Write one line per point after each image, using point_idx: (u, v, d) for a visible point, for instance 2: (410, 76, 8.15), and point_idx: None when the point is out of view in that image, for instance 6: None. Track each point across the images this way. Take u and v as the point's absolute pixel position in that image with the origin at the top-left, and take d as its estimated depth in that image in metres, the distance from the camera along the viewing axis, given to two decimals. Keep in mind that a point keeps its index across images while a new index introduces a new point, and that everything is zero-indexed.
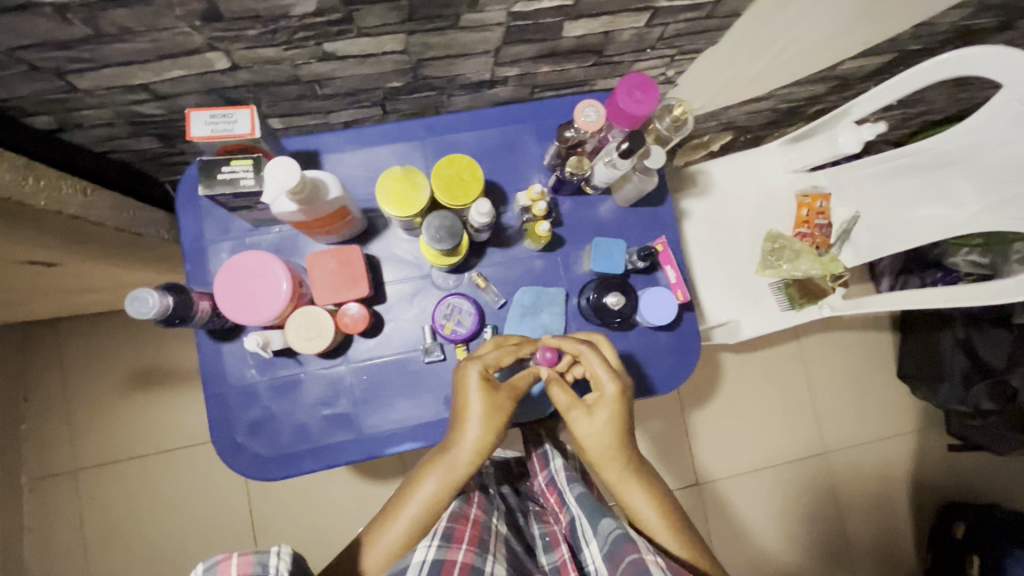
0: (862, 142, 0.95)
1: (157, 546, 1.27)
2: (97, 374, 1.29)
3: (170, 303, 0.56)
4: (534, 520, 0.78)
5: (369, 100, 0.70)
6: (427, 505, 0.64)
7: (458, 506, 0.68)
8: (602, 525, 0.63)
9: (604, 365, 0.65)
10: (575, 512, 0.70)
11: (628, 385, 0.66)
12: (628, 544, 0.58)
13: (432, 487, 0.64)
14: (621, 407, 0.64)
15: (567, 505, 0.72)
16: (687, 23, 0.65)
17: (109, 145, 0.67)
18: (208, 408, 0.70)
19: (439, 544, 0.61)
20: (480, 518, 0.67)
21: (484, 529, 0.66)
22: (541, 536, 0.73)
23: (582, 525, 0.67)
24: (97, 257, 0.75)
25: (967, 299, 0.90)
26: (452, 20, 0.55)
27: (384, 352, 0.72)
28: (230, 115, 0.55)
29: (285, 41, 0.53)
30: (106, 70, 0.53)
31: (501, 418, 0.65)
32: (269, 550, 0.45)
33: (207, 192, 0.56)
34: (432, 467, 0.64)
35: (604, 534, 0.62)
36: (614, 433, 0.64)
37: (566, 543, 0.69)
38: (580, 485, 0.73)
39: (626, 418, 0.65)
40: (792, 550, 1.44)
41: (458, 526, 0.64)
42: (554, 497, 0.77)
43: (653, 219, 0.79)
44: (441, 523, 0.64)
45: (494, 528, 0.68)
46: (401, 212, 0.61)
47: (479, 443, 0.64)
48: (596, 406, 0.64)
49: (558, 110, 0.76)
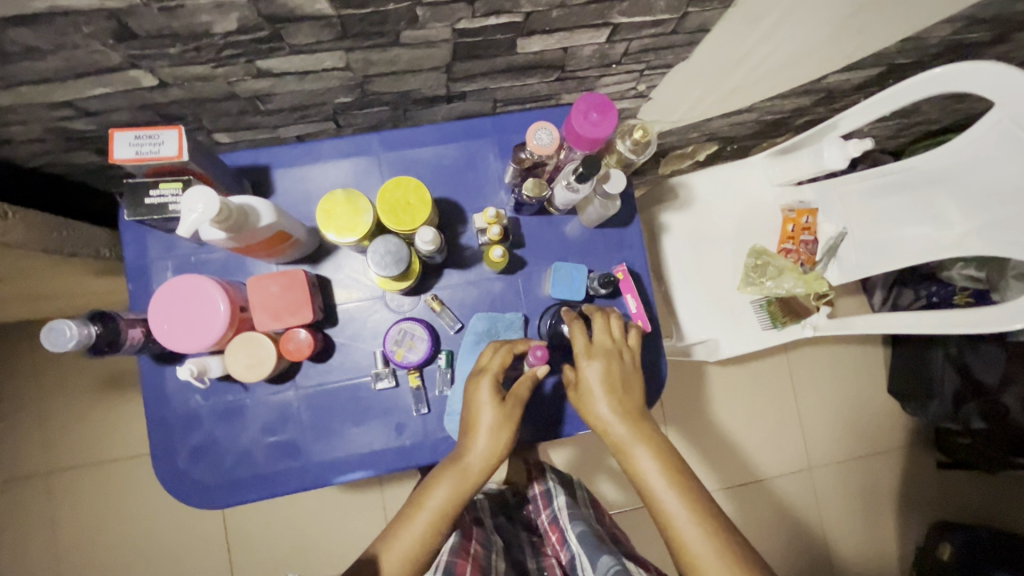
0: (848, 158, 0.91)
1: (126, 553, 1.25)
2: (59, 378, 1.24)
3: (92, 332, 0.55)
4: (532, 552, 0.80)
5: (318, 115, 0.66)
6: (439, 513, 0.62)
7: (457, 541, 0.71)
8: (600, 563, 0.64)
9: (583, 339, 0.66)
10: (574, 550, 0.71)
11: (619, 354, 0.66)
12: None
13: (444, 495, 0.62)
14: (610, 376, 0.64)
15: (568, 543, 0.74)
16: (652, 38, 0.61)
17: (43, 160, 0.64)
18: (150, 432, 0.68)
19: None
20: (479, 554, 0.71)
21: (483, 564, 0.70)
22: (539, 569, 0.76)
23: (581, 563, 0.68)
24: (39, 273, 0.73)
25: (952, 325, 0.86)
26: (391, 37, 0.52)
27: (333, 377, 0.70)
28: (156, 136, 0.52)
29: (213, 59, 0.50)
30: (21, 88, 0.50)
31: (509, 431, 0.64)
32: None
33: (134, 216, 0.55)
34: (443, 476, 0.63)
35: (601, 572, 0.63)
36: (609, 403, 0.64)
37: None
38: (580, 523, 0.75)
39: (619, 386, 0.64)
40: (851, 536, 1.45)
41: (459, 559, 0.67)
42: (556, 534, 0.78)
43: (619, 240, 0.75)
44: (443, 557, 0.68)
45: (492, 565, 0.71)
46: (343, 236, 0.59)
47: (491, 450, 0.63)
48: (582, 383, 0.65)
49: (520, 126, 0.73)
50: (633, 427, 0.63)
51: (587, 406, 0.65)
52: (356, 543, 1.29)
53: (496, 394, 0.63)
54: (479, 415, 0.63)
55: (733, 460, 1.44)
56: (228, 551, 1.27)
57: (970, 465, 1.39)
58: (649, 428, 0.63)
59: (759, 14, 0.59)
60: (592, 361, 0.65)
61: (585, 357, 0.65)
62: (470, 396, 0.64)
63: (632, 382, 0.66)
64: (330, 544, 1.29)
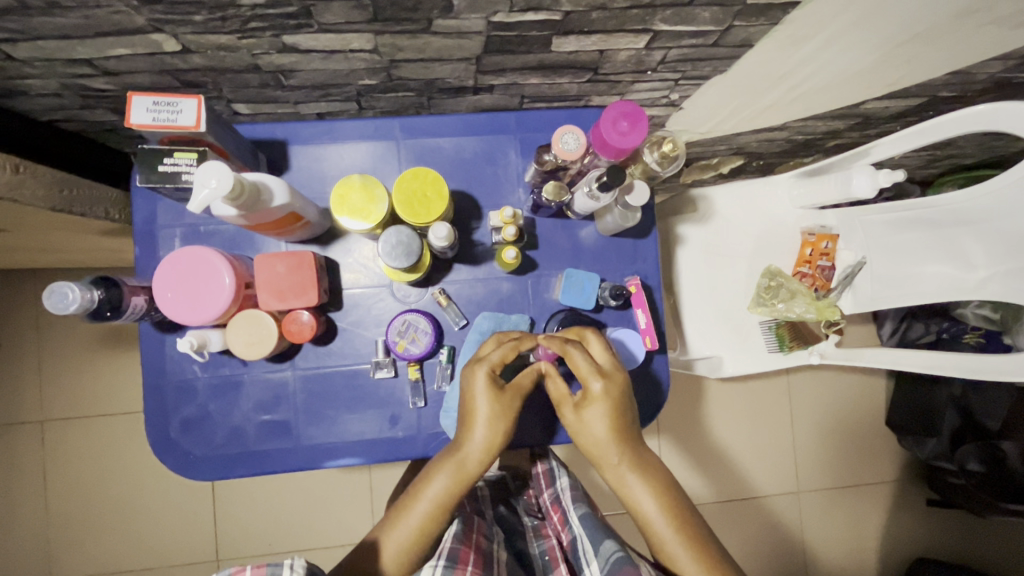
0: (878, 188, 0.89)
1: (117, 506, 1.26)
2: (64, 328, 1.25)
3: (94, 298, 0.54)
4: (533, 537, 0.79)
5: (341, 95, 0.65)
6: (439, 505, 0.61)
7: (460, 530, 0.67)
8: (604, 547, 0.63)
9: (588, 363, 0.62)
10: (576, 532, 0.71)
11: (625, 379, 0.63)
12: (628, 566, 0.58)
13: (442, 486, 0.61)
14: (615, 402, 0.62)
15: (570, 524, 0.74)
16: (691, 49, 0.59)
17: (59, 115, 0.63)
18: (145, 398, 0.67)
19: (446, 565, 0.58)
20: (481, 544, 0.66)
21: (485, 554, 0.65)
22: (541, 554, 0.75)
23: (584, 545, 0.67)
24: (48, 228, 0.72)
25: (955, 369, 0.84)
26: (423, 24, 0.50)
27: (332, 362, 0.69)
28: (174, 103, 0.51)
29: (237, 30, 0.49)
30: (39, 42, 0.48)
31: (507, 420, 0.62)
32: (282, 563, 0.46)
33: (146, 183, 0.53)
34: (442, 466, 0.62)
35: (605, 557, 0.62)
36: (610, 431, 0.62)
37: (566, 563, 0.71)
38: (583, 506, 0.74)
39: (622, 413, 0.63)
40: (849, 554, 1.46)
41: (463, 546, 0.63)
42: (558, 514, 0.79)
43: (634, 251, 0.74)
44: (447, 543, 0.63)
45: (494, 554, 0.68)
46: (355, 222, 0.57)
47: (489, 441, 0.62)
48: (585, 405, 0.62)
49: (546, 126, 0.72)
50: (631, 453, 0.62)
51: (588, 425, 0.62)
52: (342, 519, 1.31)
53: (492, 385, 0.62)
54: (475, 405, 0.62)
55: (722, 475, 1.44)
56: (215, 514, 1.29)
57: (956, 505, 1.38)
58: (646, 454, 0.63)
59: (804, 35, 0.57)
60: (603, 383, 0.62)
61: (594, 377, 0.62)
62: (467, 386, 0.63)
63: (631, 407, 0.64)
64: (318, 516, 1.30)
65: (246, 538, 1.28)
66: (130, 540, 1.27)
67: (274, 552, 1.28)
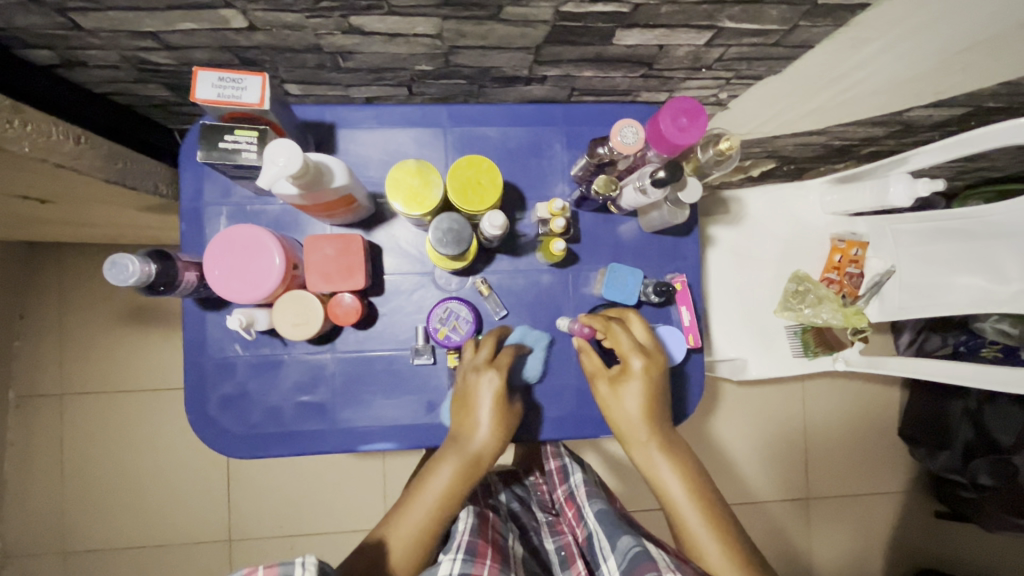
0: (915, 197, 0.88)
1: (133, 481, 1.27)
2: (89, 303, 1.25)
3: (152, 271, 0.54)
4: (548, 532, 0.79)
5: (394, 80, 0.65)
6: (443, 497, 0.62)
7: (475, 524, 0.65)
8: (621, 542, 0.63)
9: (629, 340, 0.64)
10: (592, 527, 0.71)
11: (662, 363, 0.65)
12: (647, 562, 0.56)
13: (447, 477, 0.62)
14: (650, 382, 0.64)
15: (586, 520, 0.74)
16: (750, 47, 0.59)
17: (112, 87, 0.63)
18: (184, 373, 0.67)
19: (464, 559, 0.58)
20: (498, 539, 0.65)
21: (503, 550, 0.65)
22: (557, 550, 0.75)
23: (600, 541, 0.67)
24: (92, 202, 0.72)
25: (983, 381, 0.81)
26: (491, 10, 0.50)
27: (371, 347, 0.69)
28: (239, 80, 0.51)
29: (307, 9, 0.49)
30: (109, 13, 0.48)
31: (507, 412, 0.64)
32: (294, 562, 0.45)
33: (205, 159, 0.53)
34: (446, 456, 0.63)
35: (622, 552, 0.61)
36: (642, 410, 0.64)
37: (583, 559, 0.71)
38: (599, 502, 0.74)
39: (655, 395, 0.64)
40: (855, 562, 1.47)
41: (481, 541, 0.62)
42: (572, 510, 0.79)
43: (675, 249, 0.74)
44: (463, 536, 0.62)
45: (510, 550, 0.66)
46: (409, 209, 0.57)
47: (496, 432, 0.63)
48: (621, 380, 0.64)
49: (593, 119, 0.72)
50: (658, 431, 0.64)
51: (622, 399, 0.64)
52: (355, 505, 1.31)
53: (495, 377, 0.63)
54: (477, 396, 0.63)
55: (732, 478, 1.44)
56: (230, 494, 1.29)
57: (965, 518, 1.38)
58: (670, 436, 0.64)
59: (865, 37, 0.57)
60: (642, 360, 0.64)
61: (633, 354, 0.64)
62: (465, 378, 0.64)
63: (664, 392, 0.66)
64: (331, 501, 1.31)
65: (257, 520, 1.29)
66: (144, 516, 1.28)
67: (287, 535, 1.29)
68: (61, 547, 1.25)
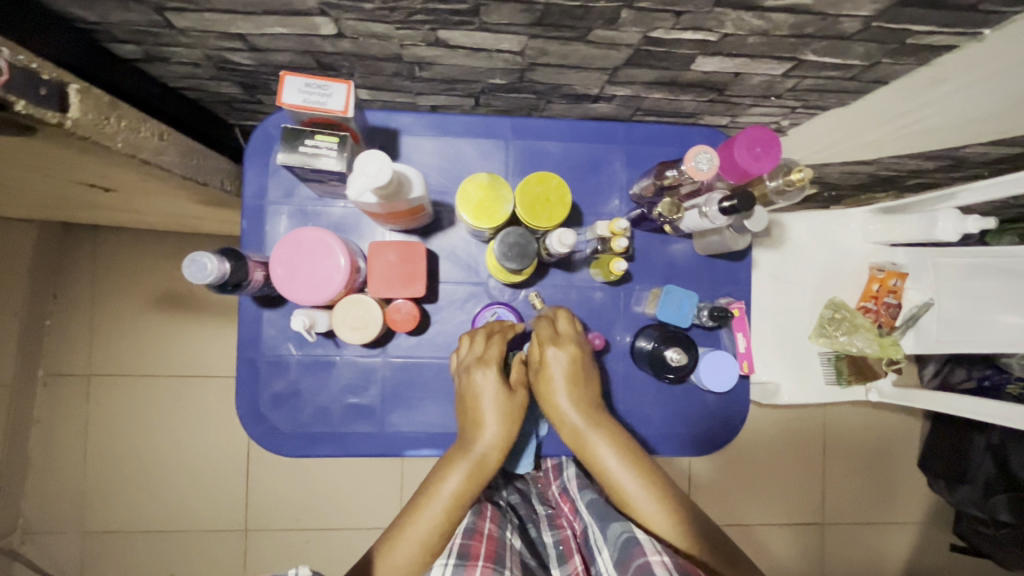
0: (963, 234, 0.84)
1: (155, 466, 1.28)
2: (122, 286, 1.26)
3: (227, 271, 0.55)
4: (546, 526, 0.71)
5: (464, 91, 0.65)
6: (453, 501, 0.58)
7: (471, 520, 0.60)
8: (611, 530, 0.56)
9: (544, 331, 0.64)
10: (586, 520, 0.63)
11: (584, 345, 0.64)
12: (635, 548, 0.51)
13: (458, 482, 0.59)
14: (573, 367, 0.62)
15: (580, 512, 0.66)
16: (826, 79, 0.59)
17: (187, 82, 0.64)
18: (237, 369, 0.68)
19: (456, 564, 0.53)
20: (494, 532, 0.59)
21: (499, 543, 0.58)
22: (555, 544, 0.66)
23: (593, 532, 0.59)
24: (151, 193, 0.73)
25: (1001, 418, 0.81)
26: (580, 32, 0.50)
27: (422, 353, 0.70)
28: (325, 87, 0.52)
29: (400, 21, 0.49)
30: (205, 14, 0.49)
31: (515, 418, 0.62)
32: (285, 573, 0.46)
33: (284, 160, 0.53)
34: (456, 463, 0.60)
35: (612, 538, 0.55)
36: (569, 396, 0.62)
37: (580, 554, 0.62)
38: (591, 492, 0.67)
39: (578, 379, 0.63)
40: None
41: (473, 541, 0.56)
42: (569, 505, 0.71)
43: (728, 274, 0.74)
44: (456, 540, 0.56)
45: (507, 541, 0.60)
46: (478, 222, 0.58)
47: (504, 436, 0.61)
48: (543, 371, 0.63)
49: (654, 139, 0.72)
50: (589, 416, 0.61)
51: (549, 390, 0.62)
52: (370, 503, 1.31)
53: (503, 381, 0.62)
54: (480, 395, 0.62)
55: (746, 498, 1.44)
56: (247, 485, 1.30)
57: (980, 553, 1.37)
58: (604, 417, 0.62)
59: (942, 78, 0.57)
60: (558, 350, 0.63)
61: (550, 345, 0.63)
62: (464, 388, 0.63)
63: (590, 376, 0.64)
64: (346, 497, 1.31)
65: (273, 513, 1.30)
66: (162, 500, 1.28)
67: (303, 529, 1.29)
68: (80, 526, 1.26)
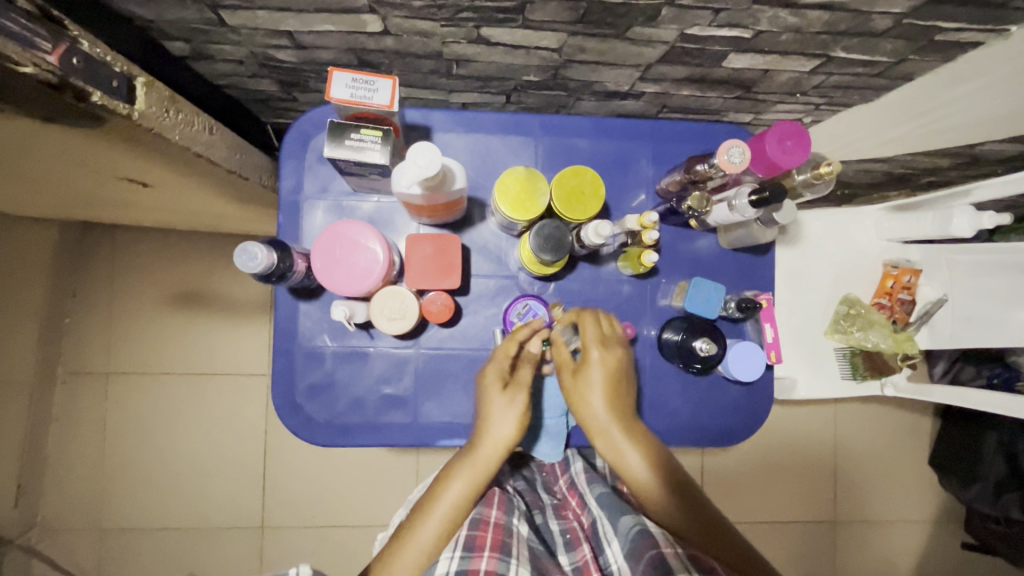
0: (979, 230, 0.85)
1: (171, 463, 1.29)
2: (141, 285, 1.27)
3: (275, 261, 0.56)
4: (552, 515, 0.72)
5: (497, 87, 0.67)
6: (457, 507, 0.60)
7: (478, 510, 0.61)
8: (622, 523, 0.60)
9: (593, 330, 0.65)
10: (597, 514, 0.65)
11: (624, 351, 0.66)
12: (647, 540, 0.55)
13: (461, 488, 0.60)
14: (612, 373, 0.65)
15: (589, 506, 0.68)
16: (852, 76, 0.61)
17: (228, 79, 0.65)
18: (274, 361, 0.69)
19: (462, 556, 0.55)
20: (502, 519, 0.60)
21: (508, 531, 0.59)
22: (561, 533, 0.67)
23: (604, 526, 0.62)
24: (185, 190, 0.75)
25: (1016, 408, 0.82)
26: (620, 29, 0.52)
27: (453, 344, 0.71)
28: (371, 82, 0.53)
29: (446, 18, 0.51)
30: (258, 12, 0.50)
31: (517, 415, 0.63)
32: None
33: (330, 153, 0.55)
34: (460, 467, 0.62)
35: (623, 531, 0.58)
36: (604, 399, 0.64)
37: (589, 543, 0.64)
38: (599, 486, 0.70)
39: (617, 386, 0.65)
40: None
41: (480, 531, 0.57)
42: (575, 500, 0.73)
43: (751, 267, 0.76)
44: (462, 532, 0.58)
45: (516, 527, 0.60)
46: (515, 215, 0.59)
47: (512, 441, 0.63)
48: (584, 370, 0.64)
49: (680, 135, 0.74)
50: (622, 422, 0.63)
51: (586, 390, 0.64)
52: (386, 501, 1.32)
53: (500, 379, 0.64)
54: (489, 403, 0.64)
55: (758, 496, 1.45)
56: (264, 482, 1.30)
57: (991, 551, 1.38)
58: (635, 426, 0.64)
59: (966, 76, 0.59)
60: (602, 352, 0.65)
61: (596, 346, 0.65)
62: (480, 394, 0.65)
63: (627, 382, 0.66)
64: (363, 495, 1.32)
65: (290, 511, 1.30)
66: (178, 498, 1.29)
67: (320, 526, 1.30)
68: (97, 523, 1.27)
